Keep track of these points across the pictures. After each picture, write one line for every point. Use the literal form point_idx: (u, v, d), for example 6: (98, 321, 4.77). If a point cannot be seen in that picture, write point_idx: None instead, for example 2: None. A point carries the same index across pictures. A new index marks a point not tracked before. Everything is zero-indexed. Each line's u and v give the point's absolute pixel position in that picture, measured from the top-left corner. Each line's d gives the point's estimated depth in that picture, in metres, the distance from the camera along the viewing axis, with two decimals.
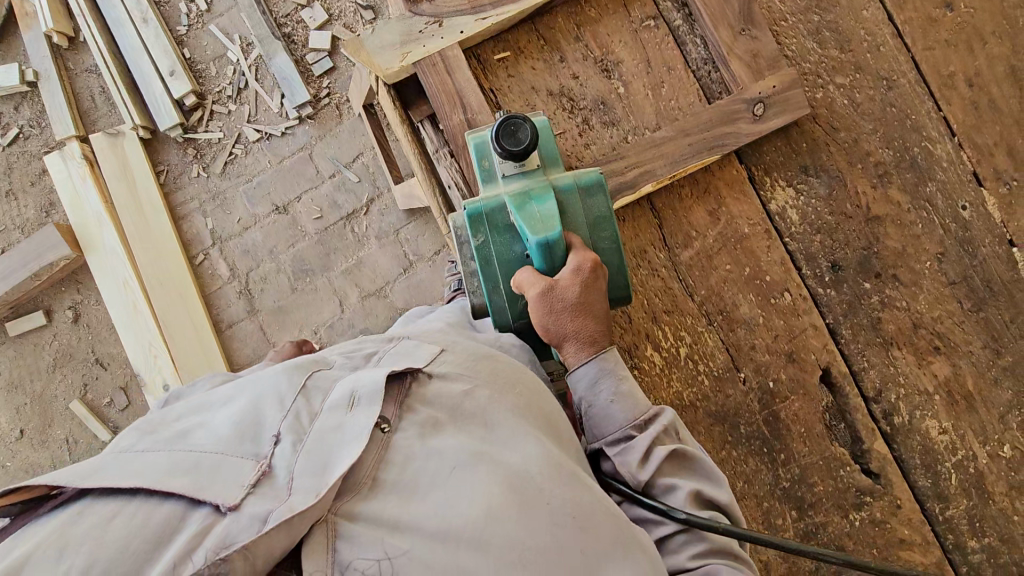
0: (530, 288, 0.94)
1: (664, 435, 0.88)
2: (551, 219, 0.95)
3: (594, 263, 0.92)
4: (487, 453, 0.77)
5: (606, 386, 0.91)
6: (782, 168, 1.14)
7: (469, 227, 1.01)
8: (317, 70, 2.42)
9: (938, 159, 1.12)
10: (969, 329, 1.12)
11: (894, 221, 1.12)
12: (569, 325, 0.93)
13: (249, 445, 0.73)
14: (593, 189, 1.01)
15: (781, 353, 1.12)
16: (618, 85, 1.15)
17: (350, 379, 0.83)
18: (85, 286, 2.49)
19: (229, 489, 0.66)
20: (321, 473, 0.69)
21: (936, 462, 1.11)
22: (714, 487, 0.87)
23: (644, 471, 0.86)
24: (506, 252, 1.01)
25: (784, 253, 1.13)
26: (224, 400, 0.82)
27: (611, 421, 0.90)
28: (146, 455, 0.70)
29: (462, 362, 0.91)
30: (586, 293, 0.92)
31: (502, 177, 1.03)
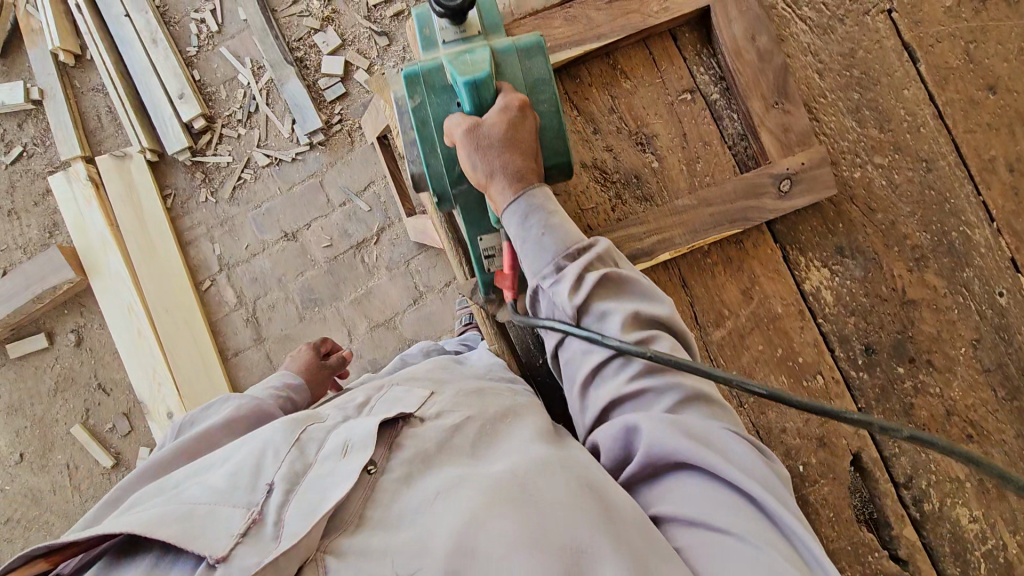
0: (457, 130, 0.93)
1: (597, 262, 0.89)
2: (481, 63, 0.93)
3: (521, 105, 0.92)
4: (470, 475, 0.76)
5: (535, 220, 0.90)
6: (817, 249, 1.12)
7: (405, 88, 0.98)
8: (329, 96, 2.38)
9: (976, 245, 1.11)
10: (1002, 418, 1.10)
11: (930, 306, 1.11)
12: (496, 161, 0.91)
13: (243, 493, 0.72)
14: (532, 52, 0.99)
15: (813, 438, 1.11)
16: (651, 159, 1.12)
17: (344, 429, 0.83)
18: (88, 309, 2.45)
19: (218, 541, 0.66)
20: (312, 511, 0.68)
21: (966, 550, 1.09)
22: (652, 307, 0.87)
23: (576, 296, 0.87)
24: (443, 114, 0.99)
25: (818, 334, 1.11)
26: (221, 455, 0.81)
27: (544, 253, 0.90)
28: (140, 512, 0.71)
29: (454, 401, 0.92)
30: (513, 132, 0.91)
31: (443, 43, 1.01)
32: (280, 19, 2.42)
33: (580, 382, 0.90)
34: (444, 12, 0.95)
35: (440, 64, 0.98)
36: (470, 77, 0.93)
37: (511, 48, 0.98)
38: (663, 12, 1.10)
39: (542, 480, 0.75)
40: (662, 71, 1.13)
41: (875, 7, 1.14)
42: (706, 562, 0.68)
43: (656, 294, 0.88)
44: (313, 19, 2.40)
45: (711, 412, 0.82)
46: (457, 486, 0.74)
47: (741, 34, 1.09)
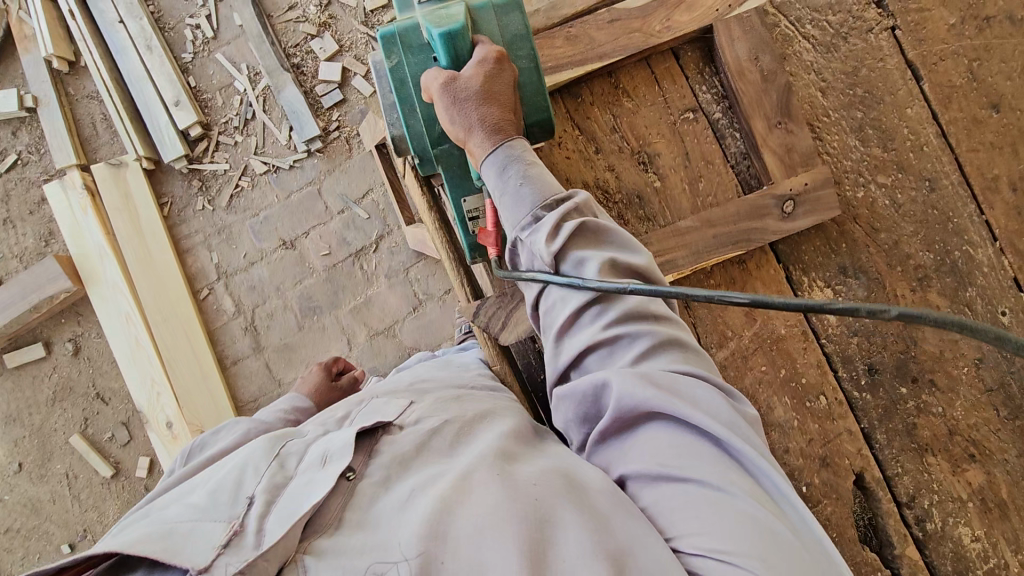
0: (434, 84, 0.91)
1: (575, 213, 0.84)
2: (455, 16, 0.93)
3: (498, 57, 0.91)
4: (443, 473, 0.74)
5: (513, 171, 0.87)
6: (820, 269, 1.11)
7: (383, 49, 0.99)
8: (327, 103, 2.36)
9: (979, 264, 1.10)
10: (1005, 437, 1.10)
11: (932, 325, 1.10)
12: (474, 115, 0.89)
13: (223, 507, 0.70)
14: (508, 8, 0.99)
15: (815, 457, 1.11)
16: (653, 178, 1.11)
17: (323, 442, 0.82)
18: (85, 318, 2.44)
19: (199, 554, 0.63)
20: (291, 517, 0.67)
21: (968, 569, 1.10)
22: (632, 255, 0.81)
23: (553, 244, 0.81)
24: (421, 72, 1.00)
25: (820, 355, 1.11)
26: (202, 478, 0.80)
27: (521, 202, 0.85)
28: (120, 537, 0.68)
29: (434, 408, 0.90)
30: (489, 84, 0.90)
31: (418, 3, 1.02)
32: (277, 25, 2.40)
33: (552, 338, 0.84)
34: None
35: (417, 23, 0.99)
36: (445, 29, 0.91)
37: (487, 4, 0.98)
38: (666, 30, 1.09)
39: (518, 470, 0.72)
40: (664, 89, 1.12)
41: (879, 24, 1.13)
42: (674, 518, 0.66)
43: (637, 242, 0.83)
44: (310, 25, 2.37)
45: (680, 355, 0.77)
46: (429, 483, 0.72)
47: (745, 54, 1.08)
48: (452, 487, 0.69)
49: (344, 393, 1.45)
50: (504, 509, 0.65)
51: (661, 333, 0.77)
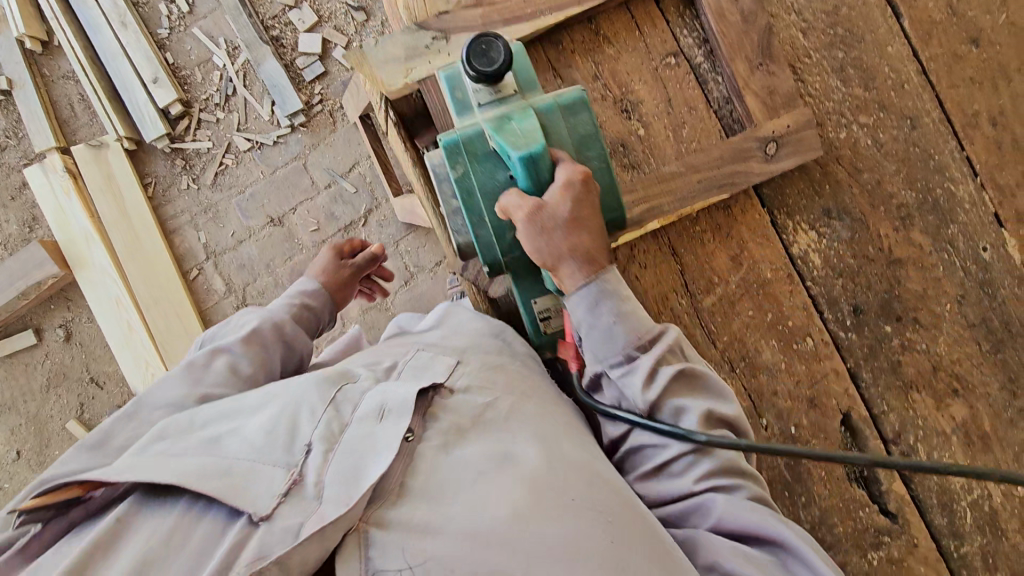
0: (516, 212, 0.88)
1: (667, 354, 0.90)
2: (532, 133, 0.87)
3: (585, 179, 0.88)
4: (510, 457, 0.80)
5: (607, 307, 0.89)
6: (805, 211, 1.12)
7: (447, 159, 0.93)
8: (308, 75, 2.33)
9: (960, 201, 1.12)
10: (986, 371, 1.12)
11: (915, 264, 1.12)
12: (563, 246, 0.88)
13: (282, 452, 0.78)
14: (576, 106, 0.95)
15: (803, 399, 1.12)
16: (637, 126, 1.10)
17: (379, 388, 0.87)
18: (75, 303, 2.42)
19: (260, 500, 0.72)
20: (353, 478, 0.73)
21: (952, 501, 1.13)
22: (724, 406, 0.90)
23: (650, 391, 0.88)
24: (488, 182, 0.93)
25: (807, 297, 1.12)
26: (254, 405, 0.86)
27: (613, 342, 0.90)
28: (179, 457, 0.77)
29: (480, 373, 0.95)
30: (578, 209, 0.88)
31: (477, 106, 0.94)
32: None
33: (645, 470, 0.92)
34: (479, 77, 0.88)
35: (481, 130, 0.92)
36: (525, 152, 0.85)
37: (554, 104, 0.92)
38: None
39: (575, 474, 0.80)
40: (645, 35, 1.11)
41: None
42: None
43: (728, 391, 0.91)
44: None
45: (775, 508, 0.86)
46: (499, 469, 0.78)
47: None
48: (525, 489, 0.75)
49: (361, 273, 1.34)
50: (569, 525, 0.73)
51: (756, 488, 0.86)
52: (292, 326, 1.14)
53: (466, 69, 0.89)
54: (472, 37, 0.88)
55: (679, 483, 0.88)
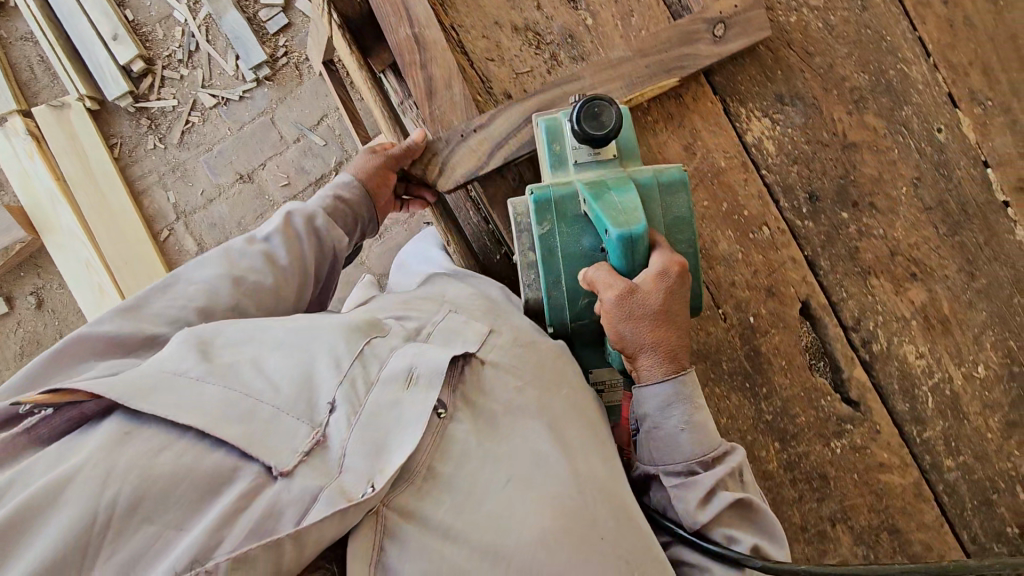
0: (604, 288, 0.86)
1: (729, 478, 0.87)
2: (634, 213, 0.86)
3: (681, 273, 0.85)
4: (542, 467, 0.78)
5: (679, 411, 0.87)
6: (757, 98, 1.11)
7: (534, 214, 0.94)
8: (272, 28, 2.29)
9: (914, 82, 1.11)
10: (944, 254, 1.12)
11: (870, 147, 1.11)
12: (646, 336, 0.86)
13: (307, 409, 0.75)
14: (674, 187, 0.94)
15: (761, 288, 1.11)
16: (585, 17, 1.09)
17: (411, 348, 0.83)
18: (45, 270, 2.35)
19: (283, 454, 0.70)
20: (378, 455, 0.72)
21: (914, 386, 1.12)
22: (772, 546, 0.87)
23: (703, 514, 0.85)
24: (572, 246, 0.94)
25: (761, 185, 1.10)
26: (277, 342, 0.81)
27: (678, 449, 0.87)
28: (198, 386, 0.73)
29: (511, 348, 0.91)
30: (668, 302, 0.85)
31: (574, 165, 0.96)
32: None
33: None
34: (586, 138, 0.89)
35: (576, 192, 0.93)
36: (625, 233, 0.84)
37: (652, 183, 0.92)
38: None
39: (600, 498, 0.79)
40: None
41: None
42: None
43: (780, 535, 0.88)
44: None
45: None
46: (528, 484, 0.75)
47: None
48: (554, 514, 0.74)
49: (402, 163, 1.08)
50: (584, 559, 0.72)
51: None
52: (325, 223, 1.05)
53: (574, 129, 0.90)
54: (587, 98, 0.90)
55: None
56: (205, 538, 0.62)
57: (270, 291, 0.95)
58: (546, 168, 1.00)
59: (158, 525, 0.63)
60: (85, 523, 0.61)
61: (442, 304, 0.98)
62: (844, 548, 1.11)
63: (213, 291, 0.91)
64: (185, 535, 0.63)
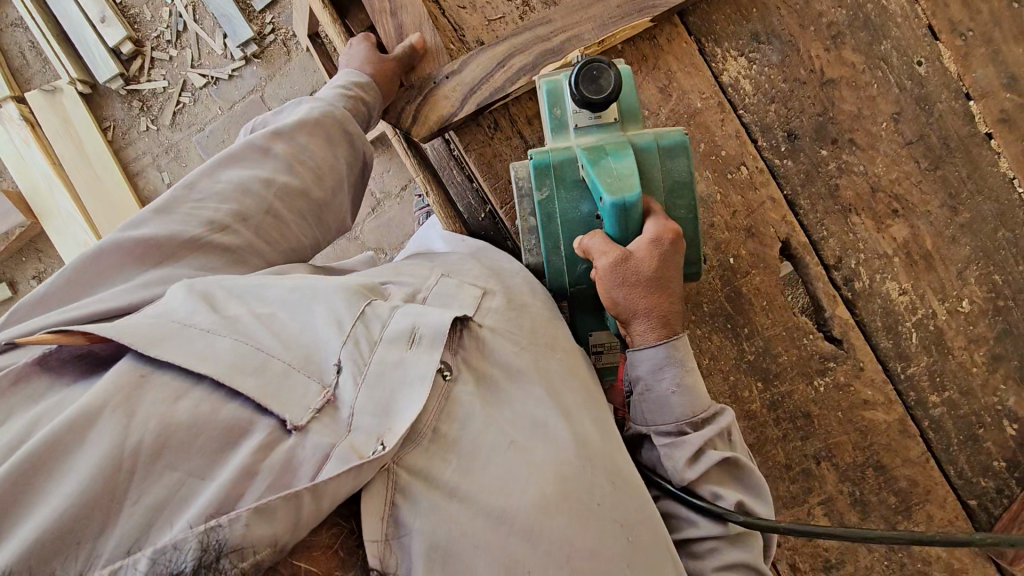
0: (599, 255, 0.85)
1: (719, 439, 0.86)
2: (630, 179, 0.83)
3: (675, 239, 0.83)
4: (542, 434, 0.75)
5: (670, 374, 0.85)
6: (733, 37, 1.10)
7: (534, 179, 0.92)
8: (258, 4, 2.26)
9: (893, 15, 1.09)
10: (927, 189, 1.11)
11: (848, 83, 1.10)
12: (641, 301, 0.85)
13: (317, 367, 0.70)
14: (674, 151, 0.90)
15: (740, 229, 1.11)
16: None
17: (414, 307, 0.77)
18: (47, 254, 2.38)
19: (295, 408, 0.65)
20: (387, 414, 0.68)
21: (897, 323, 1.12)
22: (761, 504, 0.85)
23: (690, 471, 0.84)
24: (571, 212, 0.92)
25: (738, 125, 1.10)
26: (278, 299, 0.76)
27: (668, 410, 0.86)
28: (211, 335, 0.68)
29: (506, 311, 0.88)
30: (662, 269, 0.83)
31: (574, 129, 0.93)
32: None
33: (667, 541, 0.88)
34: (584, 102, 0.85)
35: (575, 156, 0.90)
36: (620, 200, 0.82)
37: (652, 146, 0.89)
38: None
39: (600, 464, 0.76)
40: None
41: None
42: None
43: (766, 488, 0.87)
44: None
45: None
46: (528, 451, 0.72)
47: None
48: (554, 478, 0.71)
49: (410, 66, 1.08)
50: (583, 523, 0.69)
51: None
52: (344, 117, 1.00)
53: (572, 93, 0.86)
54: (586, 60, 0.86)
55: (699, 565, 0.84)
56: (228, 487, 0.58)
57: (299, 191, 0.93)
58: (547, 132, 0.97)
59: (180, 472, 0.58)
60: (108, 466, 0.56)
61: (431, 269, 0.95)
62: (829, 485, 1.13)
63: (242, 188, 0.88)
64: (209, 485, 0.58)
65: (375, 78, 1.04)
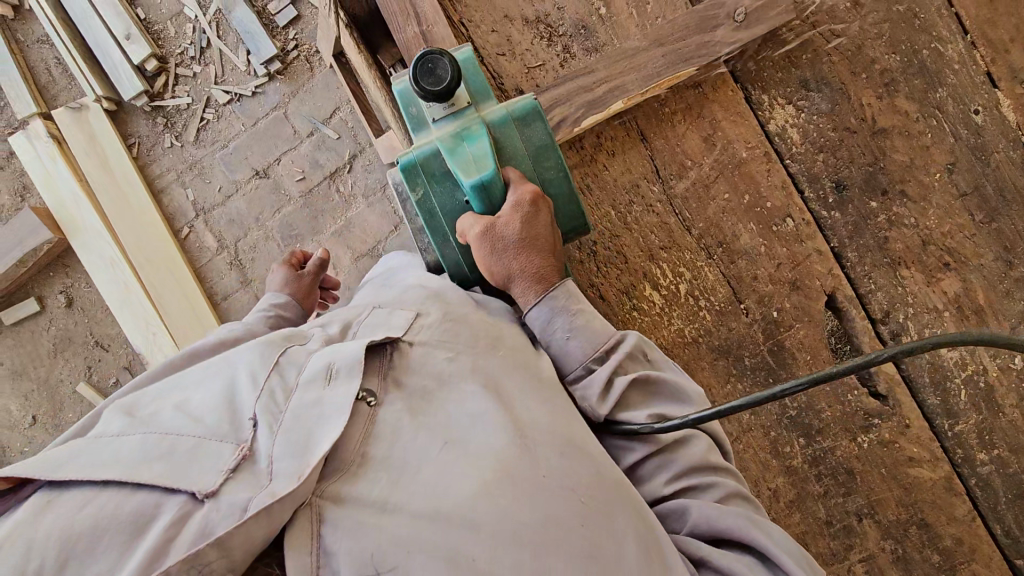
0: (472, 233, 0.89)
1: (626, 361, 0.84)
2: (484, 159, 0.89)
3: (533, 199, 0.88)
4: (478, 426, 0.71)
5: (561, 322, 0.86)
6: (780, 85, 1.07)
7: (405, 180, 0.92)
8: (281, 21, 2.13)
9: (949, 62, 1.05)
10: (980, 243, 1.07)
11: (901, 132, 1.06)
12: (515, 263, 0.88)
13: (231, 428, 0.68)
14: (528, 119, 0.93)
15: (784, 282, 1.08)
16: (598, 5, 1.07)
17: (327, 349, 0.77)
18: (75, 268, 2.16)
19: (204, 476, 0.63)
20: (305, 452, 0.65)
21: (946, 378, 1.09)
22: (681, 408, 0.83)
23: (605, 404, 0.81)
24: (448, 202, 0.93)
25: (785, 175, 1.07)
26: (197, 381, 0.76)
27: (570, 357, 0.86)
28: (119, 440, 0.66)
29: (440, 324, 0.83)
30: (528, 228, 0.88)
31: (433, 122, 0.92)
32: None
33: None
34: (429, 97, 0.87)
35: (436, 149, 0.91)
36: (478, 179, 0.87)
37: (506, 118, 0.92)
38: None
39: (542, 440, 0.71)
40: None
41: None
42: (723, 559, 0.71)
43: (684, 394, 0.84)
44: None
45: (754, 505, 0.78)
46: (460, 449, 0.69)
47: None
48: (489, 464, 0.67)
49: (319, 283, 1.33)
50: (530, 497, 0.65)
51: (728, 482, 0.78)
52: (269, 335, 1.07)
53: (418, 91, 0.87)
54: (419, 55, 0.87)
55: (648, 487, 0.80)
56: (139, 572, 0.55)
57: None
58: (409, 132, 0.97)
59: None
60: None
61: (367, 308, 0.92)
62: (870, 542, 1.10)
63: None
64: None
65: (293, 292, 1.25)
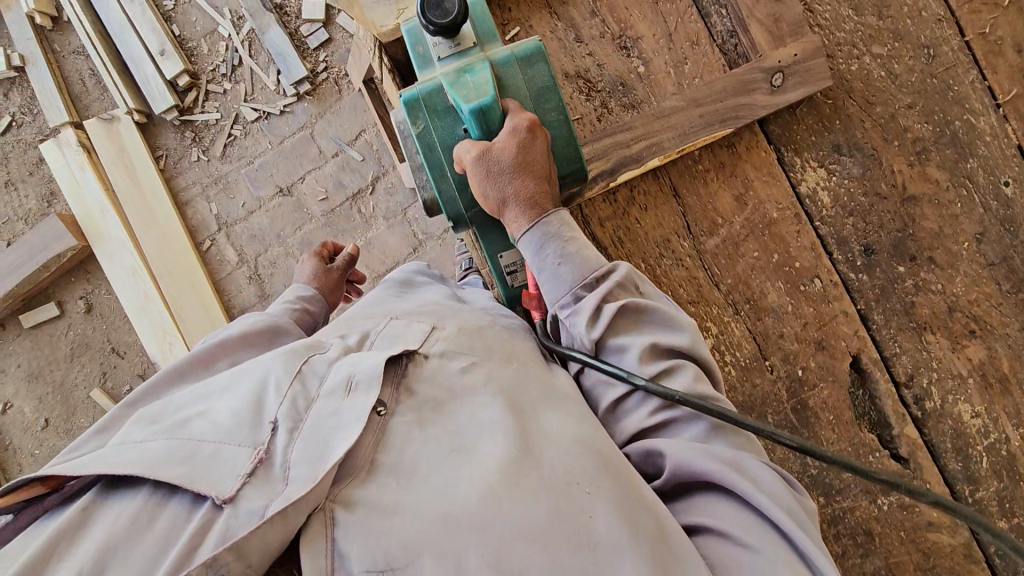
0: (467, 158, 0.88)
1: (617, 290, 0.82)
2: (484, 86, 0.88)
3: (531, 127, 0.87)
4: (489, 437, 0.68)
5: (551, 249, 0.84)
6: (813, 148, 1.09)
7: (407, 114, 0.92)
8: (313, 43, 2.13)
9: (981, 133, 1.07)
10: (1006, 312, 1.08)
11: (931, 200, 1.07)
12: (510, 188, 0.87)
13: (249, 431, 0.64)
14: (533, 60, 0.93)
15: (809, 341, 1.09)
16: (637, 63, 1.10)
17: (349, 358, 0.73)
18: (96, 275, 2.16)
19: (224, 481, 0.59)
20: (319, 459, 0.61)
21: (967, 445, 1.09)
22: (673, 336, 0.80)
23: (594, 329, 0.80)
24: (449, 137, 0.92)
25: (814, 237, 1.09)
26: (220, 387, 0.73)
27: (560, 284, 0.83)
28: (143, 444, 0.63)
29: (457, 336, 0.84)
30: (524, 155, 0.86)
31: (438, 60, 0.94)
32: None
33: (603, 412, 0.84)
34: (436, 30, 0.88)
35: (439, 84, 0.91)
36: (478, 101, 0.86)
37: (510, 57, 0.92)
38: None
39: (555, 454, 0.68)
40: None
41: None
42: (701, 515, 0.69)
43: (676, 321, 0.81)
44: None
45: (738, 436, 0.74)
46: (468, 457, 0.66)
47: None
48: (498, 473, 0.63)
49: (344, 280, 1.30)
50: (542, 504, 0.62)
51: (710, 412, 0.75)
52: (297, 329, 1.04)
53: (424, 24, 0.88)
54: None
55: (629, 422, 0.79)
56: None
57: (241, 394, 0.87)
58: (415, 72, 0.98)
59: None
60: None
61: (386, 317, 0.91)
62: None
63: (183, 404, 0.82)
64: None
65: (320, 287, 1.21)
